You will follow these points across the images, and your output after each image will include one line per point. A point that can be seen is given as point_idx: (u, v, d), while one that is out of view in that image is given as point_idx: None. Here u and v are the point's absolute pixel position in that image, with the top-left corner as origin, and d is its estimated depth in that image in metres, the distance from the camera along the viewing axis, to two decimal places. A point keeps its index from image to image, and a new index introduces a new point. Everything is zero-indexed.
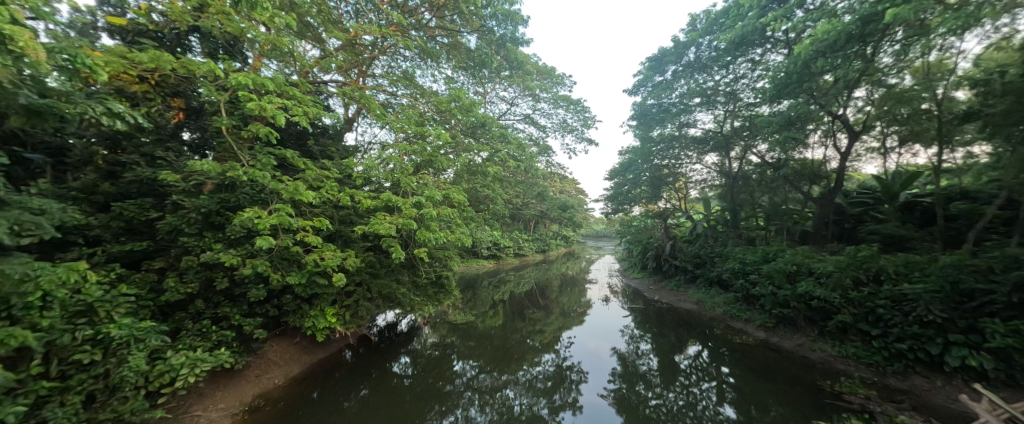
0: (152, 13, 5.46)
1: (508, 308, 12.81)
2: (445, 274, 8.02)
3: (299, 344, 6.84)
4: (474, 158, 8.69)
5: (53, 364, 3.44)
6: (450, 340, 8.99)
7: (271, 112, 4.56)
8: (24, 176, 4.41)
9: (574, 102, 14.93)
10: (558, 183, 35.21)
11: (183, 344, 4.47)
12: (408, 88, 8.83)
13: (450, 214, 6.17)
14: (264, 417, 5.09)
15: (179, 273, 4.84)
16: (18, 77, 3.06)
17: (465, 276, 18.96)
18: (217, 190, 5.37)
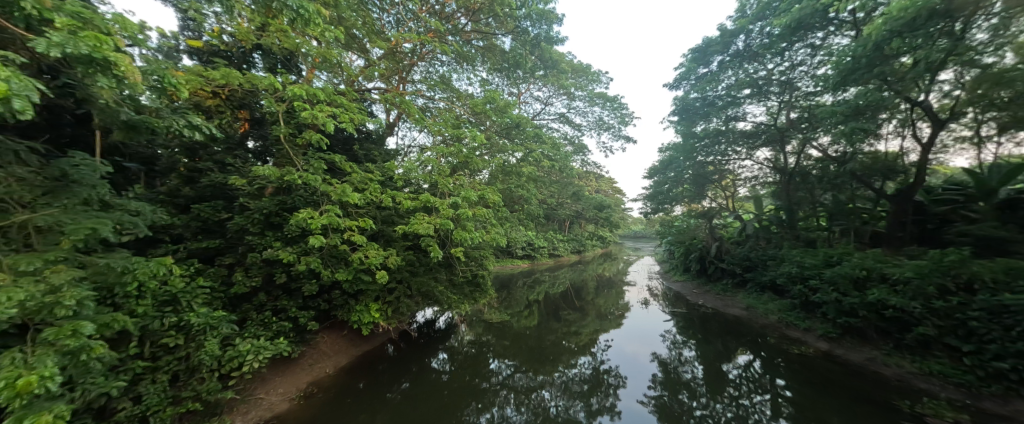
0: (222, 35, 6.07)
1: (542, 309, 12.74)
2: (481, 274, 8.15)
3: (346, 336, 7.30)
4: (509, 159, 8.78)
5: (147, 346, 3.95)
6: (486, 339, 9.12)
7: (321, 119, 4.90)
8: (124, 182, 5.12)
9: (611, 99, 14.49)
10: (594, 182, 34.55)
11: (250, 332, 4.94)
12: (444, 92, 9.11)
13: (485, 215, 6.27)
14: (316, 404, 5.48)
15: (245, 268, 5.35)
16: (120, 98, 3.55)
17: (500, 275, 19.13)
18: (276, 193, 5.88)
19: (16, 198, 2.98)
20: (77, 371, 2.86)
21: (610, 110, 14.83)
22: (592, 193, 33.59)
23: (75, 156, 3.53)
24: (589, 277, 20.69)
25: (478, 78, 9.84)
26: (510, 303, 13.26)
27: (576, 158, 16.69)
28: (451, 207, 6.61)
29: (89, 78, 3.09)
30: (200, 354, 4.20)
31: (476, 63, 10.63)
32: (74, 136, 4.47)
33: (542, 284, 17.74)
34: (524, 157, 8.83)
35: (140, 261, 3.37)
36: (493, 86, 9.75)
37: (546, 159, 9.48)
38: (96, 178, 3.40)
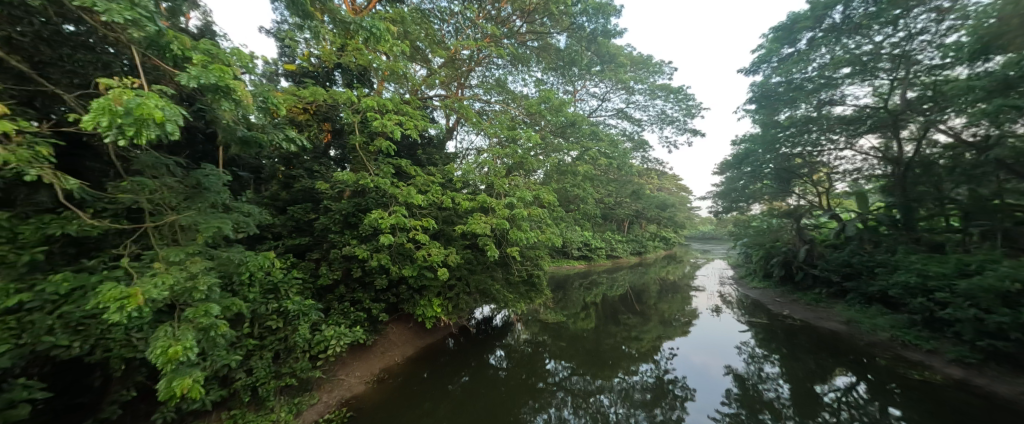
0: (310, 57, 6.90)
1: (600, 312, 12.31)
2: (537, 274, 8.18)
3: (412, 328, 7.82)
4: (565, 158, 8.67)
5: (257, 327, 4.65)
6: (542, 339, 9.10)
7: (389, 128, 5.33)
8: (239, 188, 6.14)
9: (674, 91, 13.39)
10: (657, 179, 32.66)
11: (333, 319, 5.56)
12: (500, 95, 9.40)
13: (540, 215, 6.27)
14: (387, 389, 5.97)
15: (328, 263, 6.03)
16: (236, 118, 4.25)
17: (556, 276, 18.97)
18: (353, 196, 6.52)
19: (167, 203, 3.74)
20: (208, 344, 3.48)
21: (673, 103, 13.75)
22: (655, 192, 31.75)
23: (205, 168, 4.30)
24: (651, 280, 19.52)
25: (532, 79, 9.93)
26: (566, 305, 12.97)
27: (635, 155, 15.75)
28: (507, 207, 6.75)
29: (217, 104, 3.76)
30: (294, 336, 4.84)
31: (531, 64, 10.71)
32: (206, 151, 5.47)
33: (600, 285, 17.15)
34: (581, 155, 8.65)
35: (250, 255, 3.99)
36: (548, 85, 9.76)
37: (603, 156, 9.23)
38: (219, 185, 4.12)
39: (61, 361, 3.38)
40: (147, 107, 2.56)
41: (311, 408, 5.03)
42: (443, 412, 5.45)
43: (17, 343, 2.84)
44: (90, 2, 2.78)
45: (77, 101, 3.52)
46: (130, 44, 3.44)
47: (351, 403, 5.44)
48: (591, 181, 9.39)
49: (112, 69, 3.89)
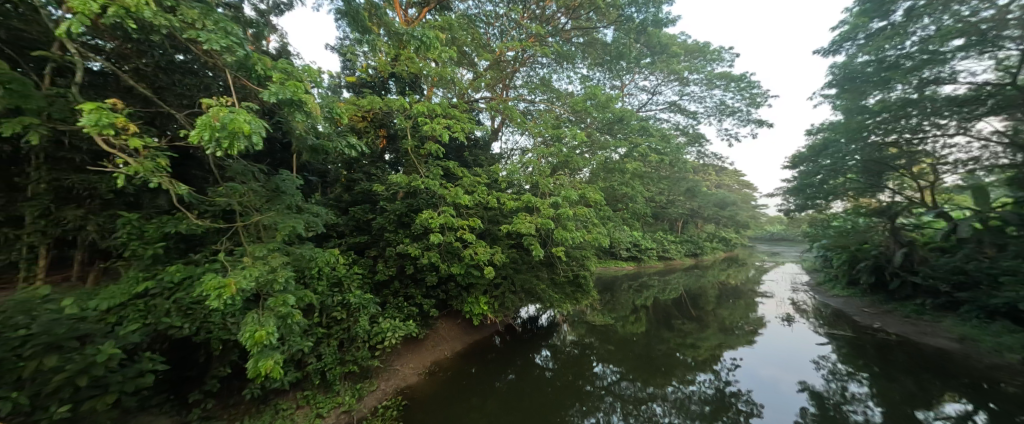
0: (368, 69, 7.43)
1: (651, 316, 11.69)
2: (582, 274, 8.04)
3: (460, 324, 8.08)
4: (613, 156, 8.38)
5: (324, 317, 5.12)
6: (589, 341, 8.89)
7: (438, 131, 5.57)
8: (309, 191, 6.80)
9: (735, 80, 12.28)
10: (715, 175, 30.37)
11: (389, 313, 5.94)
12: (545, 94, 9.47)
13: (586, 214, 6.12)
14: (439, 382, 6.23)
15: (384, 260, 6.45)
16: (306, 128, 4.71)
17: (603, 277, 18.32)
18: (406, 197, 6.91)
19: (253, 205, 4.26)
20: (286, 331, 3.91)
21: (733, 93, 12.62)
22: (714, 189, 29.52)
23: (282, 174, 4.83)
24: (710, 284, 18.12)
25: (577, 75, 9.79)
26: (614, 307, 12.51)
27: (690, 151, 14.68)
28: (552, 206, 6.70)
29: (291, 116, 4.20)
30: (356, 327, 5.25)
31: (576, 61, 10.53)
32: (281, 158, 6.15)
33: (652, 288, 16.29)
34: (630, 152, 8.31)
35: (319, 252, 4.41)
36: (594, 81, 9.56)
37: (654, 152, 8.79)
38: (293, 189, 4.61)
39: (175, 339, 4.01)
40: (235, 122, 2.91)
41: (371, 394, 5.41)
42: (491, 407, 5.56)
43: (144, 323, 3.43)
44: (195, 34, 3.23)
45: (186, 119, 4.13)
46: (224, 67, 3.94)
47: (406, 392, 5.75)
48: (641, 178, 8.98)
49: (210, 91, 4.50)
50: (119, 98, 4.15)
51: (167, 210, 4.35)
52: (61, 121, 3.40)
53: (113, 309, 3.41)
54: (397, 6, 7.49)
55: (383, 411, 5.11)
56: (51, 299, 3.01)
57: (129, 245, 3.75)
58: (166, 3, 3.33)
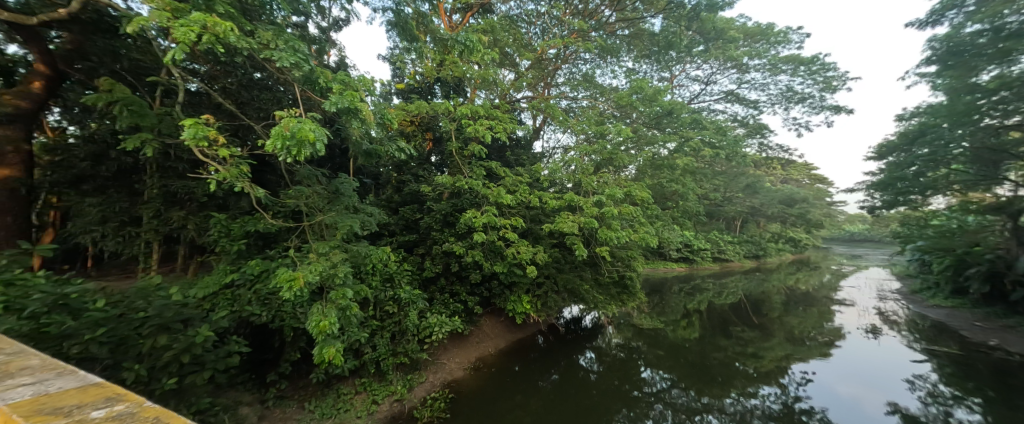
0: (415, 76, 7.78)
1: (706, 322, 10.91)
2: (629, 275, 7.75)
3: (504, 323, 8.18)
4: (662, 152, 7.96)
5: (378, 310, 5.46)
6: (636, 345, 8.53)
7: (481, 133, 5.68)
8: (363, 192, 7.29)
9: (806, 62, 10.99)
10: (781, 170, 27.66)
11: (436, 308, 6.19)
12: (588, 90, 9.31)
13: (633, 213, 5.88)
14: (483, 378, 6.35)
15: (431, 257, 6.72)
16: (362, 135, 5.06)
17: (651, 278, 17.41)
18: (451, 197, 7.14)
19: (316, 206, 4.68)
20: (345, 322, 4.23)
21: (804, 77, 11.31)
22: (780, 184, 26.88)
23: (341, 177, 5.25)
24: (776, 289, 16.48)
25: (622, 68, 9.48)
26: (663, 310, 11.86)
27: (750, 144, 13.43)
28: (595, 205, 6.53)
29: (349, 124, 4.54)
30: (406, 321, 5.54)
31: (621, 53, 10.16)
32: (340, 163, 6.67)
33: (707, 292, 15.19)
34: (681, 147, 7.84)
35: (373, 250, 4.71)
36: (640, 74, 9.17)
37: (707, 147, 8.22)
38: (350, 191, 4.99)
39: (255, 326, 4.53)
40: (301, 131, 3.16)
41: (419, 385, 5.66)
42: (535, 406, 5.57)
43: (231, 309, 3.93)
44: (269, 53, 3.58)
45: (262, 130, 4.65)
46: (292, 82, 4.34)
47: (453, 386, 5.94)
48: (693, 174, 8.44)
49: (281, 104, 4.98)
50: (210, 114, 4.75)
51: (247, 211, 4.92)
52: (168, 136, 3.97)
53: (206, 298, 3.93)
54: (442, 13, 7.77)
55: (431, 403, 5.32)
56: (161, 287, 3.56)
57: (219, 241, 4.33)
58: (246, 28, 3.74)
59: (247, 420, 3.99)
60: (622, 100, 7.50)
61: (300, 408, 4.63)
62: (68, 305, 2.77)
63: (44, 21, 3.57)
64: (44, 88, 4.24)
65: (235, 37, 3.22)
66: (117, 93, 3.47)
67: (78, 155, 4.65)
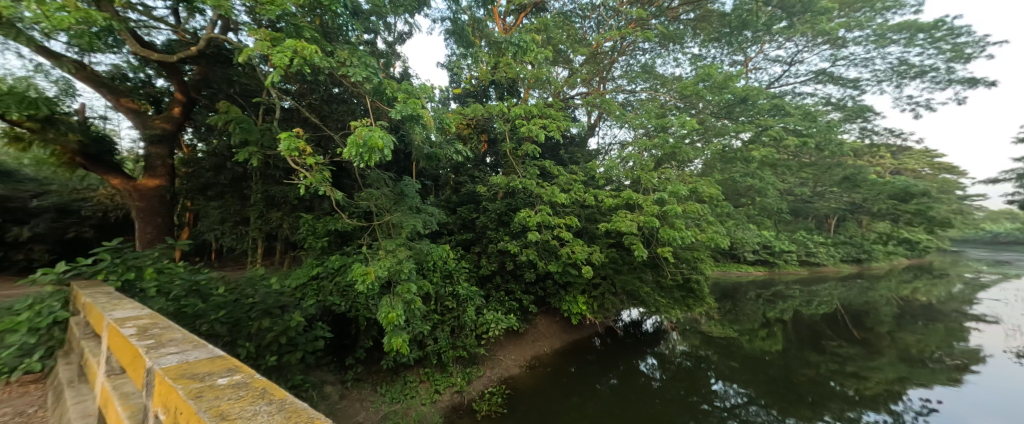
0: (471, 80, 8.05)
1: (792, 333, 9.65)
2: (695, 278, 7.20)
3: (559, 323, 8.11)
4: (735, 144, 7.24)
5: (438, 304, 5.75)
6: (704, 353, 7.87)
7: (534, 132, 5.70)
8: (424, 193, 7.76)
9: (927, 28, 9.10)
10: (892, 158, 23.40)
11: (492, 305, 6.36)
12: (647, 82, 8.82)
13: (699, 211, 5.45)
14: (540, 377, 6.37)
15: (487, 256, 6.92)
16: (425, 141, 5.39)
17: (723, 282, 15.86)
18: (506, 196, 7.26)
19: (383, 207, 5.10)
20: (409, 315, 4.54)
21: (923, 46, 9.38)
22: (891, 175, 22.75)
23: (405, 180, 5.64)
24: (885, 299, 14.00)
25: (687, 55, 8.80)
26: (738, 317, 10.74)
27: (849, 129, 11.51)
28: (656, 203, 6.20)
29: (412, 130, 4.86)
30: (464, 316, 5.77)
31: (685, 39, 9.43)
32: (404, 166, 7.19)
33: (792, 299, 13.41)
34: (758, 137, 7.06)
35: (434, 247, 4.98)
36: (708, 60, 8.43)
37: (790, 135, 7.30)
38: (413, 193, 5.35)
39: (335, 314, 5.07)
40: (372, 139, 3.45)
41: (478, 379, 5.86)
42: (593, 409, 5.45)
43: (317, 299, 4.49)
44: (345, 70, 3.98)
45: (340, 140, 5.20)
46: (364, 94, 4.78)
47: (509, 382, 6.04)
48: (772, 167, 7.55)
49: (355, 114, 5.50)
50: (299, 127, 5.44)
51: (329, 212, 5.52)
52: (268, 148, 4.62)
53: (298, 288, 4.51)
54: (496, 16, 7.93)
55: (489, 397, 5.48)
56: (263, 278, 4.18)
57: (307, 238, 4.94)
58: (327, 49, 4.21)
59: (331, 397, 4.46)
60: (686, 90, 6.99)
61: (373, 391, 5.07)
62: (199, 289, 3.40)
63: (181, 58, 4.36)
64: (181, 113, 5.23)
65: (318, 59, 3.64)
66: (232, 113, 4.18)
67: (205, 167, 5.63)
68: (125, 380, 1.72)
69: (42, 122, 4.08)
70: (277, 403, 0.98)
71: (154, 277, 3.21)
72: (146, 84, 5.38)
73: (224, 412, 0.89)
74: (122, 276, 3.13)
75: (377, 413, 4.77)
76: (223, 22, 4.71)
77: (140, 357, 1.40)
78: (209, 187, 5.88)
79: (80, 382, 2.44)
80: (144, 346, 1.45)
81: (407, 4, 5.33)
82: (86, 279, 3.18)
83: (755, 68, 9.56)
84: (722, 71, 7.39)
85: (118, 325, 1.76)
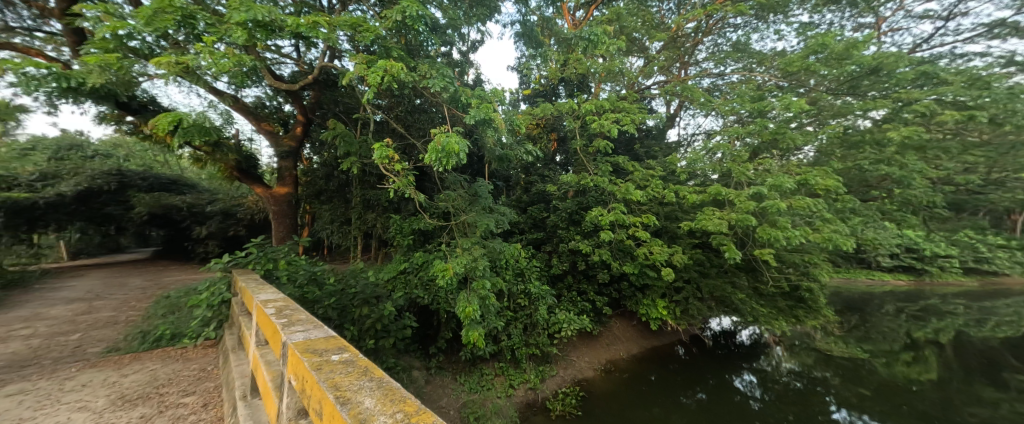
0: (541, 80, 8.07)
1: (953, 360, 7.60)
2: (806, 286, 6.16)
3: (637, 327, 7.63)
4: (862, 125, 6.04)
5: (512, 302, 5.91)
6: (821, 375, 6.66)
7: (606, 127, 5.46)
8: (496, 193, 8.03)
9: None
10: None
11: (565, 306, 6.31)
12: (740, 62, 7.89)
13: (810, 207, 4.64)
14: (617, 382, 6.10)
15: (559, 255, 6.87)
16: (497, 143, 5.59)
17: (849, 291, 13.21)
18: (577, 195, 7.13)
19: (460, 208, 5.42)
20: (485, 310, 4.76)
21: None
22: None
23: (479, 182, 5.92)
24: None
25: (791, 25, 7.52)
26: (869, 335, 8.83)
27: None
28: (753, 199, 5.47)
29: (486, 133, 5.07)
30: (537, 315, 5.84)
31: (790, 6, 8.06)
32: (478, 168, 7.53)
33: (955, 317, 10.55)
34: (897, 114, 5.72)
35: (507, 246, 5.15)
36: (821, 27, 7.09)
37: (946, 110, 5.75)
38: (487, 194, 5.59)
39: (420, 306, 5.53)
40: (449, 144, 3.69)
41: (552, 378, 5.85)
42: None
43: (405, 291, 4.97)
44: (426, 82, 4.33)
45: (422, 147, 5.68)
46: (442, 103, 5.14)
47: (584, 385, 5.91)
48: (917, 151, 6.04)
49: (435, 122, 5.94)
50: (388, 138, 6.09)
51: (414, 213, 6.07)
52: (365, 157, 5.28)
53: (389, 280, 5.06)
54: (565, 12, 7.80)
55: (563, 397, 5.47)
56: (362, 271, 4.78)
57: (396, 237, 5.50)
58: (411, 65, 4.63)
59: (418, 381, 4.78)
60: (792, 66, 5.98)
61: (454, 379, 5.41)
62: (315, 279, 4.04)
63: (301, 86, 5.23)
64: (302, 131, 6.29)
65: (404, 74, 4.01)
66: (337, 127, 4.88)
67: (319, 176, 6.67)
68: (267, 350, 2.15)
69: (213, 146, 5.28)
70: (377, 381, 1.08)
71: (285, 268, 3.92)
72: (278, 110, 6.61)
73: (338, 385, 1.03)
74: (264, 266, 3.91)
75: (458, 401, 5.08)
76: (330, 52, 5.51)
77: (277, 331, 1.72)
78: (322, 193, 6.96)
79: (239, 349, 3.11)
80: (279, 323, 1.78)
81: (480, 14, 5.74)
82: (240, 267, 4.03)
83: (889, 29, 7.72)
84: (841, 39, 6.18)
85: (263, 305, 2.21)
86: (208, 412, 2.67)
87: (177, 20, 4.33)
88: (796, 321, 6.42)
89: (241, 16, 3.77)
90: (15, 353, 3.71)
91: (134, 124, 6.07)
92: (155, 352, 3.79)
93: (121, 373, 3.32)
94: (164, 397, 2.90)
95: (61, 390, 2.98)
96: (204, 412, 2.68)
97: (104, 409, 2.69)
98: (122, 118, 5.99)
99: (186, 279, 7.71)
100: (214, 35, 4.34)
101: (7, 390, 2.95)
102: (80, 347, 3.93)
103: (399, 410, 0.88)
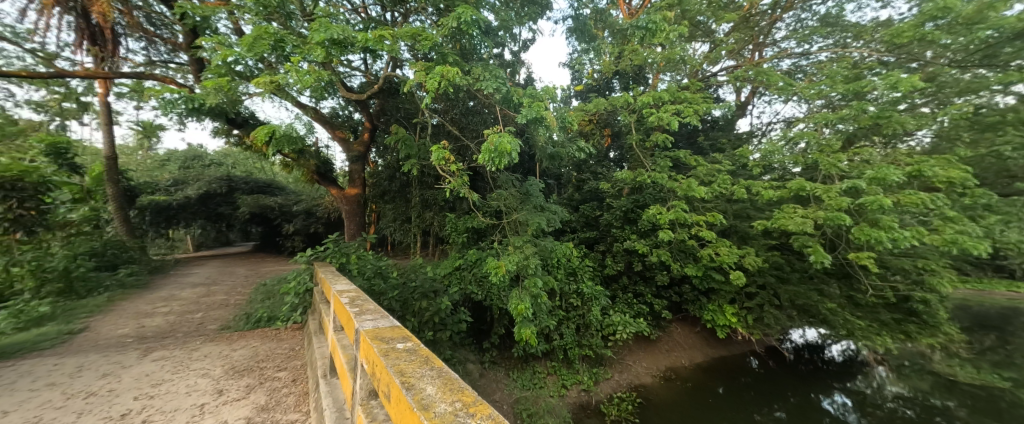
0: (594, 74, 7.81)
1: None
2: (919, 297, 5.19)
3: (700, 334, 7.07)
4: (1000, 103, 4.98)
5: (564, 301, 5.83)
6: (942, 403, 5.57)
7: (665, 120, 5.12)
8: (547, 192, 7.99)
9: None
10: None
11: (621, 308, 6.07)
12: (828, 38, 6.89)
13: (924, 202, 3.88)
14: (678, 391, 5.74)
15: (612, 255, 6.61)
16: (550, 142, 5.54)
17: (981, 305, 10.85)
18: (633, 192, 6.79)
19: (510, 206, 5.48)
20: (537, 308, 4.80)
21: None
22: None
23: (530, 181, 5.92)
24: None
25: None
26: (1012, 359, 7.17)
27: None
28: (847, 194, 4.76)
29: (538, 132, 5.06)
30: (590, 315, 5.71)
31: None
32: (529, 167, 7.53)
33: None
34: None
35: (558, 245, 5.09)
36: None
37: None
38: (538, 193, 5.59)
39: (474, 301, 5.70)
40: (501, 144, 3.75)
41: (606, 381, 5.67)
42: None
43: (460, 287, 5.17)
44: (480, 85, 4.44)
45: (475, 147, 5.86)
46: (495, 104, 5.23)
47: (642, 391, 5.65)
48: None
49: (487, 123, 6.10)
50: (444, 139, 6.36)
51: (468, 211, 6.28)
52: (424, 159, 5.59)
53: (445, 276, 5.31)
54: (621, 2, 7.47)
55: (619, 402, 5.31)
56: (421, 266, 5.06)
57: (452, 235, 5.77)
58: (465, 68, 4.79)
59: (473, 374, 4.90)
60: (900, 36, 5.05)
61: (507, 375, 5.47)
62: (380, 273, 4.37)
63: (369, 95, 5.69)
64: (370, 137, 6.85)
65: (458, 78, 4.15)
66: (398, 132, 5.21)
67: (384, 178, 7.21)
68: (342, 335, 2.39)
69: (298, 153, 5.98)
70: (437, 370, 1.12)
71: (356, 262, 4.31)
72: (349, 118, 7.28)
73: (404, 371, 1.10)
74: (339, 260, 4.34)
75: (511, 396, 5.14)
76: (394, 62, 5.94)
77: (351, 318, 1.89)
78: (386, 193, 7.52)
79: (320, 332, 3.49)
80: (351, 312, 1.97)
81: (531, 12, 5.82)
82: (319, 261, 4.51)
83: None
84: None
85: (338, 295, 2.45)
86: (295, 386, 3.04)
87: (270, 45, 4.93)
88: (906, 338, 5.46)
89: (320, 36, 4.21)
90: (157, 326, 4.57)
91: (239, 137, 7.11)
92: (255, 331, 4.41)
93: (231, 347, 3.93)
94: (263, 370, 3.36)
95: (189, 358, 3.61)
96: (293, 386, 3.05)
97: (220, 377, 3.20)
98: (230, 131, 7.05)
99: (279, 269, 8.87)
100: (298, 55, 4.89)
101: (153, 356, 3.65)
102: (201, 324, 4.72)
103: (457, 400, 0.89)
